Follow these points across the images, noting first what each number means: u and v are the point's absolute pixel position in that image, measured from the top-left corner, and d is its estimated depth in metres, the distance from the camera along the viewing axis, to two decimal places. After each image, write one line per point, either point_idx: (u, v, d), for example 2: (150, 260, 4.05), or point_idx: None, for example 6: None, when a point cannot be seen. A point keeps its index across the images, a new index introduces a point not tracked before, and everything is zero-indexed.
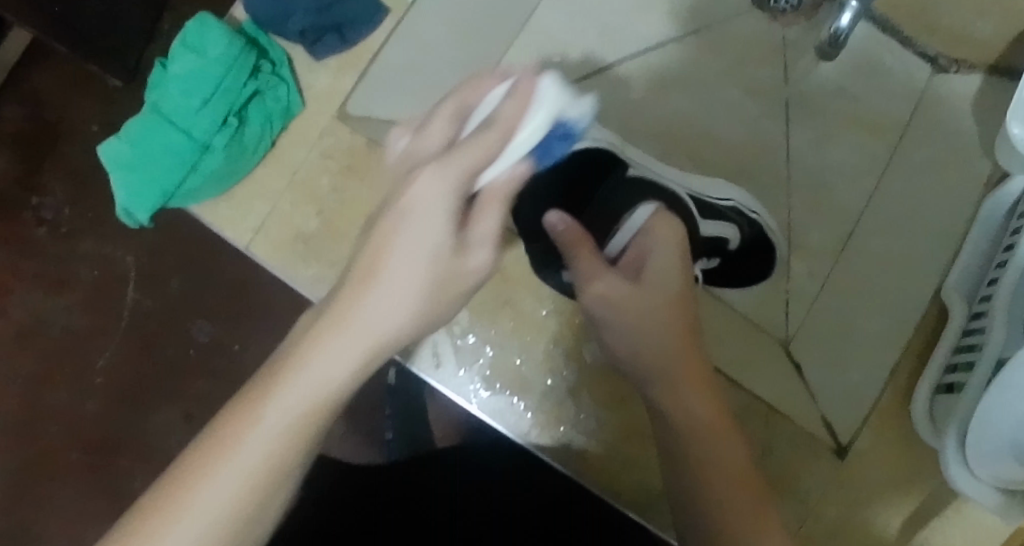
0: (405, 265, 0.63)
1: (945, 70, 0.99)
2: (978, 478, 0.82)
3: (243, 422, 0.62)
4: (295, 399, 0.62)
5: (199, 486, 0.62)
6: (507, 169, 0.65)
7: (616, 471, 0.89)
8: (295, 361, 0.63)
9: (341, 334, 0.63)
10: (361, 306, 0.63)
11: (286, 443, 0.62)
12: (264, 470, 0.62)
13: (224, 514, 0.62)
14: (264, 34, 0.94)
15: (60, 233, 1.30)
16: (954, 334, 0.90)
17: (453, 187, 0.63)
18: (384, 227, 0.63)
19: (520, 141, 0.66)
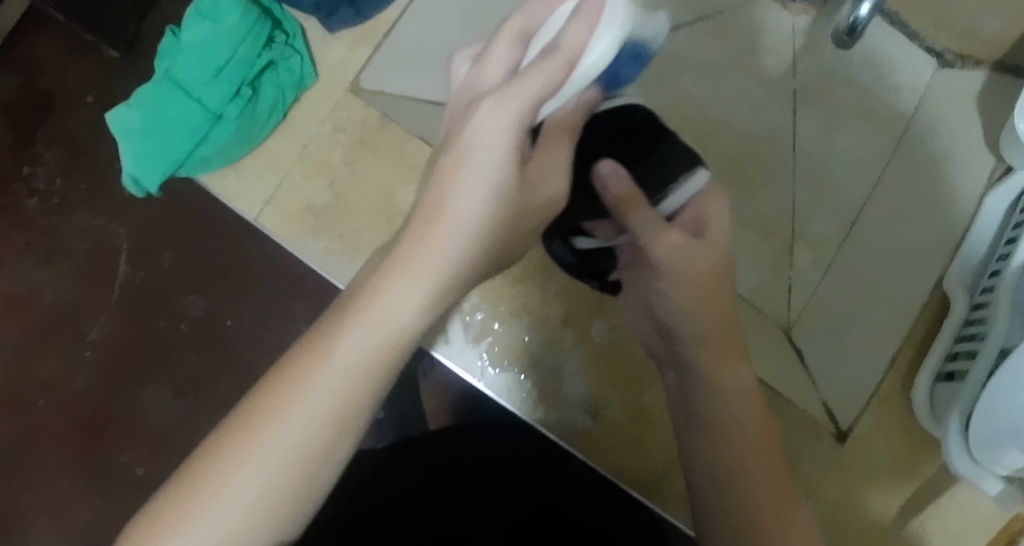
0: (480, 178, 0.65)
1: (951, 64, 1.01)
2: (980, 465, 0.84)
3: (314, 356, 0.64)
4: (380, 310, 0.65)
5: (289, 399, 0.63)
6: (581, 93, 0.68)
7: (623, 450, 0.90)
8: (377, 279, 0.65)
9: (424, 246, 0.65)
10: (424, 247, 0.65)
11: (372, 351, 0.64)
12: (355, 379, 0.64)
13: (304, 437, 0.63)
14: (280, 7, 0.95)
15: (53, 204, 1.29)
16: (956, 323, 0.91)
17: (559, 70, 0.64)
18: (445, 165, 0.66)
19: (588, 67, 0.65)
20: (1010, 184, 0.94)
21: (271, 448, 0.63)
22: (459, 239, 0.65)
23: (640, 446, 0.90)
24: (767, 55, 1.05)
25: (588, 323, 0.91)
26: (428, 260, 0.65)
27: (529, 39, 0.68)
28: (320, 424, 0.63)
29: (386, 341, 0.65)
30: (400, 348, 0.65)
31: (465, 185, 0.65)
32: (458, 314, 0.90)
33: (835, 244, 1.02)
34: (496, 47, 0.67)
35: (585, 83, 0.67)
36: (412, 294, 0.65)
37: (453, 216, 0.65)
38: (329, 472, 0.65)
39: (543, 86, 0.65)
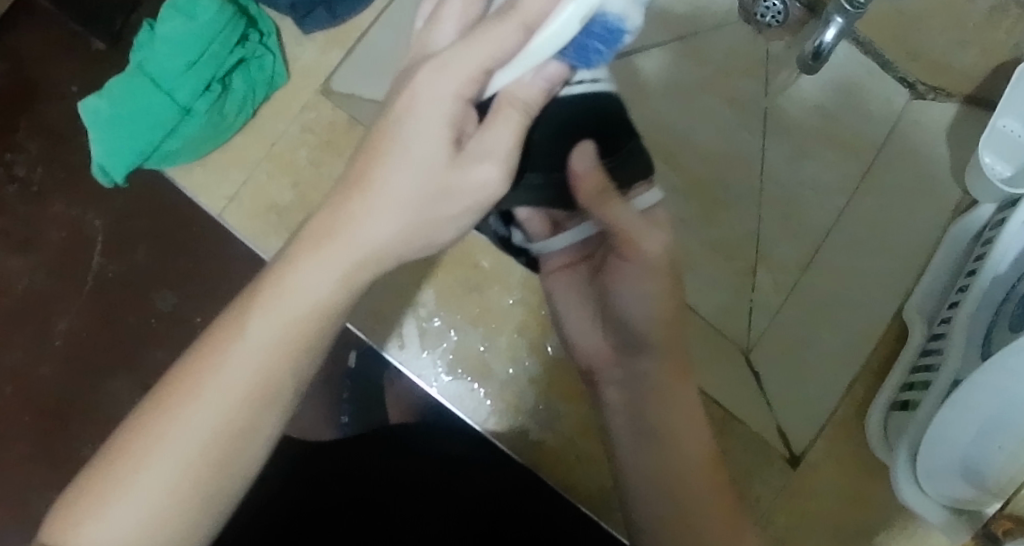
0: (364, 232, 0.63)
1: (923, 96, 1.00)
2: (928, 496, 0.82)
3: (224, 339, 0.63)
4: (257, 343, 0.63)
5: (156, 440, 0.63)
6: (535, 69, 0.64)
7: (572, 464, 0.90)
8: (237, 323, 0.63)
9: (285, 296, 0.63)
10: (347, 224, 0.63)
11: (238, 404, 0.64)
12: (217, 435, 0.63)
13: (196, 441, 0.63)
14: (254, 5, 0.95)
15: (31, 192, 1.29)
16: (912, 353, 0.91)
17: (457, 106, 0.62)
18: (378, 135, 0.63)
19: (550, 35, 0.63)
20: (973, 219, 0.93)
21: (170, 452, 0.63)
22: (325, 285, 0.63)
23: (591, 460, 0.90)
24: (740, 79, 1.04)
25: (543, 335, 0.91)
26: (291, 302, 0.63)
27: None
28: (218, 425, 0.63)
29: (250, 397, 0.64)
30: (302, 341, 0.64)
31: (339, 243, 0.63)
32: (415, 318, 0.91)
33: (797, 271, 1.01)
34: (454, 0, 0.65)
35: (541, 57, 0.64)
36: (326, 281, 0.63)
37: (307, 270, 0.63)
38: (241, 473, 0.65)
39: (493, 49, 0.62)
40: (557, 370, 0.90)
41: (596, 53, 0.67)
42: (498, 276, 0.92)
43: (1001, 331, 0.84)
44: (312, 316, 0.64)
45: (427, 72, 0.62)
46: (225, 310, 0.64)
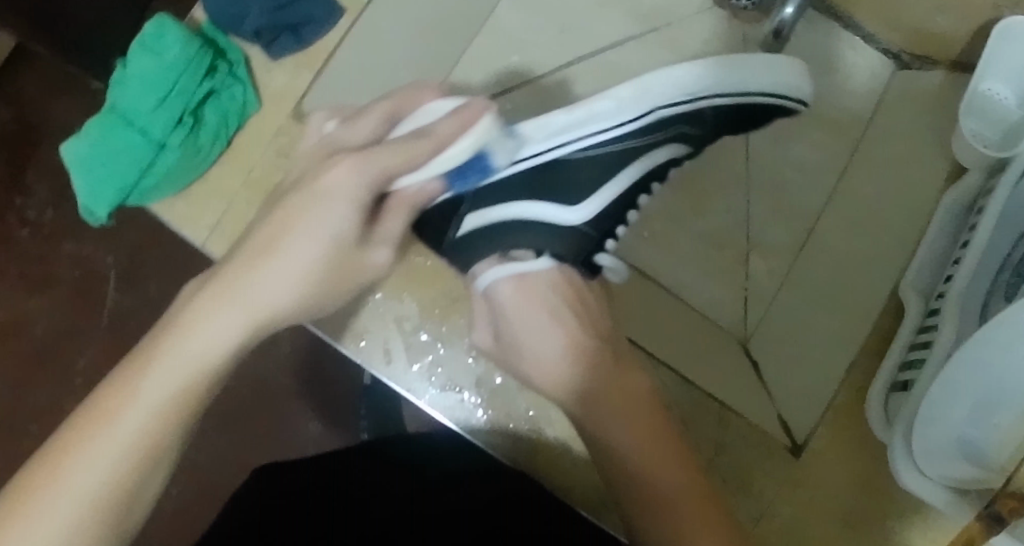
0: (260, 291, 0.65)
1: (909, 66, 0.98)
2: (927, 477, 0.80)
3: (123, 389, 0.62)
4: (167, 376, 0.62)
5: (55, 493, 0.60)
6: (422, 181, 0.70)
7: (567, 469, 0.89)
8: (133, 371, 0.62)
9: (177, 347, 0.63)
10: (254, 280, 0.65)
11: (134, 452, 0.61)
12: (78, 525, 0.60)
13: (82, 499, 0.60)
14: (222, 35, 0.96)
15: (43, 234, 1.32)
16: (908, 332, 0.88)
17: (361, 190, 0.66)
18: (291, 204, 0.66)
19: (449, 156, 0.69)
20: (961, 187, 0.91)
21: (74, 494, 0.60)
22: (214, 343, 0.64)
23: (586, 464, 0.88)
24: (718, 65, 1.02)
25: None
26: (207, 338, 0.63)
27: (392, 119, 0.72)
28: (147, 439, 0.61)
29: (144, 443, 0.61)
30: (209, 383, 0.64)
31: (236, 293, 0.64)
32: (401, 335, 0.91)
33: (792, 254, 1.01)
34: (365, 117, 0.72)
35: (433, 172, 0.70)
36: (229, 336, 0.64)
37: (211, 331, 0.64)
38: (129, 527, 0.63)
39: (399, 159, 0.67)
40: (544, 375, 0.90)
41: (466, 179, 0.73)
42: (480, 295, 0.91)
43: (996, 301, 0.81)
44: (177, 404, 0.62)
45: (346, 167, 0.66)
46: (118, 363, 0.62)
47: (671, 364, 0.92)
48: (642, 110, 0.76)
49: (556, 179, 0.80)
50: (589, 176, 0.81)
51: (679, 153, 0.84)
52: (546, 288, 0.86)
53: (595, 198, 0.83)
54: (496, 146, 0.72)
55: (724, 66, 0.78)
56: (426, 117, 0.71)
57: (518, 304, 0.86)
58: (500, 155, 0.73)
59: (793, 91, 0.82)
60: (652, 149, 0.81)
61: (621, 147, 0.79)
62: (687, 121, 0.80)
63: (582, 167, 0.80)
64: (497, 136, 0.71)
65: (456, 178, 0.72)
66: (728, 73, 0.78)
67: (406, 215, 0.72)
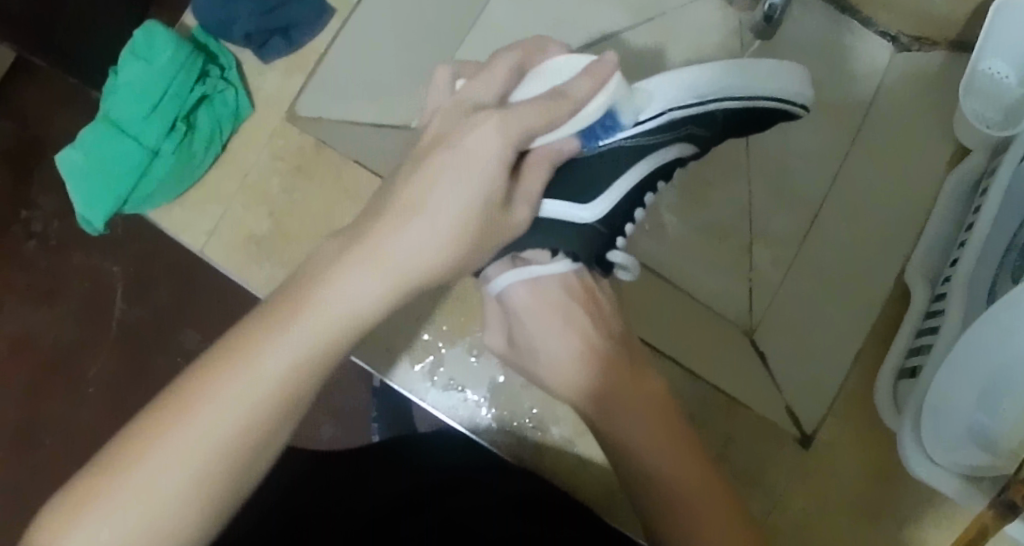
0: (341, 293, 0.60)
1: (908, 48, 0.97)
2: (939, 465, 0.78)
3: (254, 341, 0.59)
4: (300, 340, 0.59)
5: (170, 440, 0.57)
6: (566, 138, 0.70)
7: (575, 465, 0.88)
8: (248, 350, 0.59)
9: (261, 362, 0.59)
10: (395, 234, 0.61)
11: (229, 446, 0.58)
12: (196, 481, 0.58)
13: (209, 454, 0.58)
14: (215, 41, 0.96)
15: (51, 246, 1.32)
16: (916, 317, 0.87)
17: (485, 177, 0.63)
18: (430, 166, 0.63)
19: (587, 113, 0.70)
20: (967, 167, 0.89)
21: (207, 439, 0.58)
22: (371, 298, 0.61)
23: (594, 460, 0.87)
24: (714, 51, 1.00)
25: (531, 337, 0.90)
26: (341, 300, 0.60)
27: (522, 72, 0.70)
28: (246, 417, 0.58)
29: (235, 442, 0.58)
30: (333, 353, 0.60)
31: (380, 256, 0.61)
32: (401, 333, 0.90)
33: (795, 244, 0.98)
34: (495, 68, 0.68)
35: (572, 130, 0.71)
36: (372, 291, 0.61)
37: (340, 293, 0.60)
38: (254, 478, 0.60)
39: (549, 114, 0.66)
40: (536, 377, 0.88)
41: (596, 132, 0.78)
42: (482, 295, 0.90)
43: (1004, 281, 0.79)
44: (309, 362, 0.60)
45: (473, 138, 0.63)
46: (173, 388, 0.58)
47: (673, 355, 0.90)
48: (655, 109, 0.79)
49: (575, 174, 0.79)
50: (602, 172, 0.81)
51: (686, 154, 0.85)
52: (559, 291, 0.80)
53: (607, 194, 0.81)
54: (621, 101, 0.74)
55: (736, 68, 0.81)
56: (555, 76, 0.71)
57: (532, 306, 0.80)
58: (624, 115, 0.77)
59: (795, 96, 0.84)
60: (655, 151, 0.82)
61: (633, 147, 0.81)
62: (694, 121, 0.82)
63: (596, 164, 0.80)
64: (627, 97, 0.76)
65: (587, 137, 0.77)
66: (735, 74, 0.81)
67: (533, 206, 0.68)
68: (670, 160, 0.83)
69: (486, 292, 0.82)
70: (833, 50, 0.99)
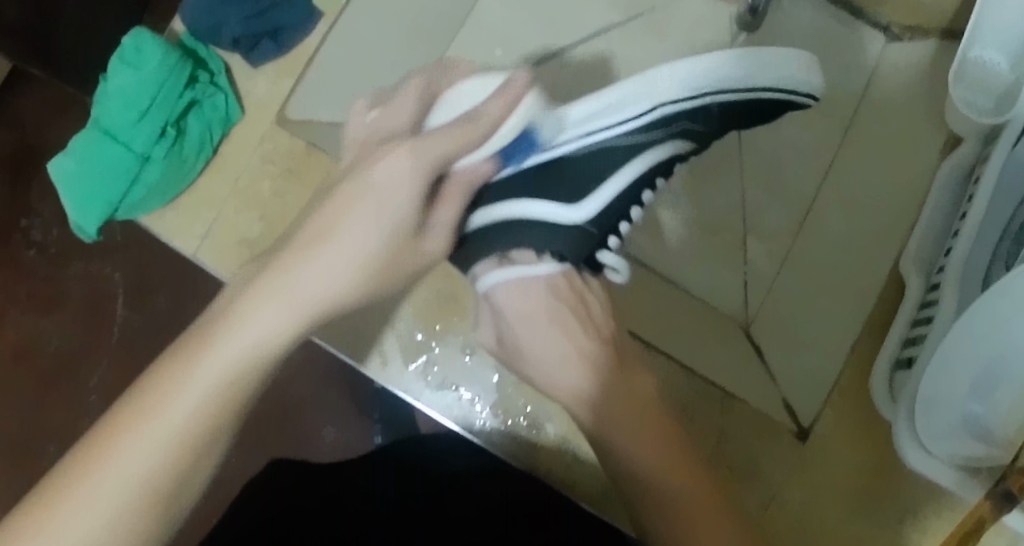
0: (316, 271, 0.65)
1: (899, 38, 0.96)
2: (936, 458, 0.78)
3: (188, 362, 0.62)
4: (230, 356, 0.62)
5: (112, 455, 0.60)
6: (473, 163, 0.72)
7: (570, 462, 0.88)
8: (235, 314, 0.63)
9: (198, 376, 0.61)
10: (304, 262, 0.65)
11: (217, 401, 0.61)
12: (134, 496, 0.60)
13: (143, 468, 0.60)
14: (202, 46, 0.95)
15: (49, 254, 1.33)
16: (911, 307, 0.87)
17: (410, 189, 0.67)
18: (343, 192, 0.67)
19: (501, 134, 0.72)
20: (959, 157, 0.89)
21: (142, 453, 0.60)
22: (343, 268, 0.66)
23: (587, 457, 0.88)
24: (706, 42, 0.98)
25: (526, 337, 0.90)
26: (263, 326, 0.63)
27: (433, 99, 0.74)
28: (182, 433, 0.61)
29: (171, 458, 0.61)
30: (255, 374, 0.63)
31: (354, 218, 0.66)
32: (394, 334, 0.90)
33: (791, 236, 0.96)
34: (405, 98, 0.74)
35: (482, 154, 0.72)
36: (287, 319, 0.64)
37: (263, 315, 0.63)
38: (190, 500, 0.62)
39: (464, 139, 0.69)
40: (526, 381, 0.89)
41: (520, 157, 0.75)
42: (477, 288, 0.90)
43: (998, 269, 0.80)
44: (225, 385, 0.62)
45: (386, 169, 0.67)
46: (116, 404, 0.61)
47: (672, 354, 0.92)
48: (645, 107, 0.76)
49: (559, 175, 0.78)
50: (591, 171, 0.79)
51: (684, 151, 0.82)
52: (547, 293, 0.82)
53: (597, 196, 0.80)
54: (541, 123, 0.74)
55: (742, 60, 0.76)
56: (460, 104, 0.73)
57: (517, 306, 0.83)
58: (545, 134, 0.74)
59: (801, 86, 0.79)
60: (651, 148, 0.79)
61: (626, 143, 0.78)
62: (690, 116, 0.78)
63: (584, 164, 0.78)
64: (541, 109, 0.73)
65: (507, 155, 0.74)
66: (734, 65, 0.76)
67: (447, 229, 0.73)
68: (667, 158, 0.81)
69: (477, 287, 0.84)
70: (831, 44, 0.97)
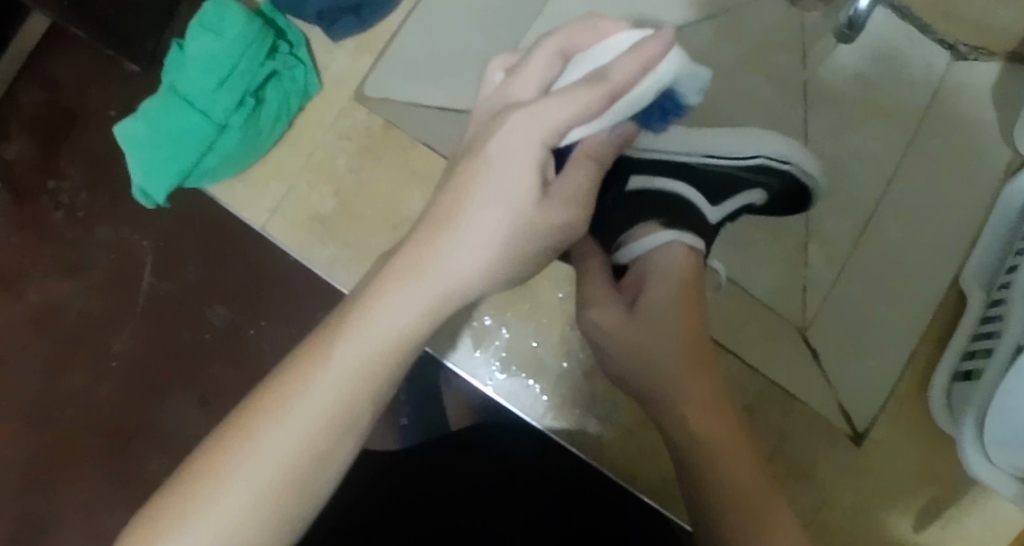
0: (447, 265, 0.61)
1: (965, 57, 0.98)
2: (995, 466, 0.81)
3: (298, 375, 0.61)
4: (346, 365, 0.61)
5: (232, 467, 0.61)
6: (604, 129, 0.64)
7: (634, 458, 0.89)
8: (292, 379, 0.61)
9: (326, 373, 0.61)
10: (433, 259, 0.61)
11: (251, 499, 0.60)
12: (254, 506, 0.61)
13: (268, 480, 0.61)
14: (281, 16, 0.95)
15: (77, 218, 1.20)
16: (972, 322, 0.89)
17: (522, 187, 0.61)
18: (449, 199, 0.62)
19: (632, 98, 0.63)
20: None
21: (262, 461, 0.61)
22: (401, 324, 0.61)
23: (652, 450, 0.89)
24: (774, 52, 1.00)
25: None
26: (389, 322, 0.61)
27: (568, 59, 0.65)
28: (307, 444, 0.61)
29: (290, 465, 0.61)
30: (385, 375, 0.62)
31: (421, 281, 0.61)
32: (464, 318, 0.91)
33: (850, 244, 0.98)
34: (534, 61, 0.64)
35: (614, 119, 0.64)
36: (411, 316, 0.61)
37: (388, 320, 0.61)
38: (307, 511, 0.62)
39: (573, 112, 0.61)
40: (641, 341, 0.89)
41: (663, 108, 0.71)
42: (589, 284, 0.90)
43: None
44: (356, 385, 0.61)
45: (507, 126, 0.61)
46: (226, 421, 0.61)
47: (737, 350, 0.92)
48: (733, 151, 0.85)
49: (697, 177, 0.84)
50: (712, 190, 0.85)
51: (756, 202, 0.89)
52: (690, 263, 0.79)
53: (720, 209, 0.86)
54: (686, 82, 0.68)
55: (788, 143, 0.87)
56: (608, 52, 0.65)
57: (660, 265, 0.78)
58: (687, 94, 0.70)
59: (806, 164, 0.87)
60: (743, 189, 0.87)
61: (718, 172, 0.85)
62: (771, 175, 0.87)
63: (700, 175, 0.85)
64: (690, 65, 0.66)
65: (661, 107, 0.71)
66: (796, 151, 0.87)
67: (573, 201, 0.63)
68: (763, 163, 0.86)
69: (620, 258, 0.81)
70: (893, 55, 0.99)
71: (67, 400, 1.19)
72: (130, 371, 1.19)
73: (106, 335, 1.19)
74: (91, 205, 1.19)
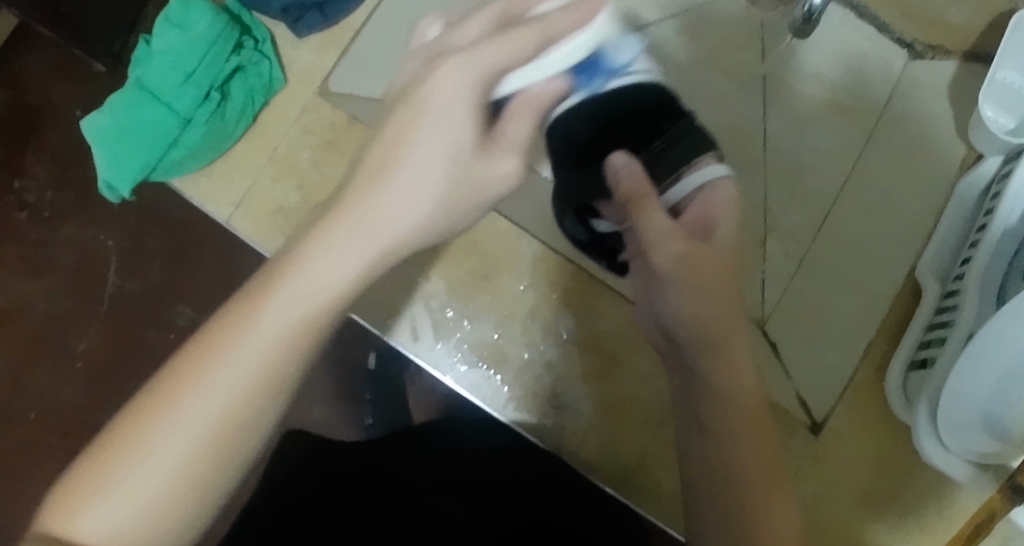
0: (392, 209, 0.66)
1: (921, 55, 1.00)
2: (950, 452, 0.83)
3: (254, 309, 0.65)
4: (296, 301, 0.65)
5: (193, 394, 0.64)
6: (541, 81, 0.67)
7: (596, 448, 0.90)
8: (243, 319, 0.65)
9: (280, 304, 0.65)
10: (377, 200, 0.66)
11: (219, 422, 0.64)
12: (213, 436, 0.64)
13: (224, 406, 0.64)
14: (247, 12, 0.95)
15: (42, 218, 1.19)
16: (927, 311, 0.91)
17: (466, 117, 0.66)
18: (400, 123, 0.66)
19: (558, 57, 0.67)
20: (980, 173, 0.94)
21: (216, 390, 0.64)
22: (351, 264, 0.66)
23: (612, 441, 0.90)
24: (735, 51, 1.02)
25: (556, 318, 0.92)
26: (337, 267, 0.66)
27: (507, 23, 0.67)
28: (253, 383, 0.65)
29: (246, 394, 0.65)
30: (332, 310, 0.66)
31: (365, 229, 0.66)
32: (426, 308, 0.92)
33: (808, 238, 0.99)
34: (474, 19, 0.67)
35: (551, 70, 0.67)
36: (353, 262, 0.66)
37: (332, 261, 0.66)
38: (248, 446, 0.66)
39: (505, 55, 0.65)
40: (615, 334, 0.92)
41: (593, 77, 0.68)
42: (585, 283, 0.92)
43: (1014, 281, 0.84)
44: (303, 323, 0.65)
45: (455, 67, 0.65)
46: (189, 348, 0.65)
47: None
48: None
49: None
50: None
51: None
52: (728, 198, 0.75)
53: None
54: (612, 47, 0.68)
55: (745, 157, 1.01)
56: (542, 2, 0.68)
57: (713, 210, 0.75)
58: (615, 60, 0.69)
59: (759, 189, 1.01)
60: None
61: None
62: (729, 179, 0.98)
63: None
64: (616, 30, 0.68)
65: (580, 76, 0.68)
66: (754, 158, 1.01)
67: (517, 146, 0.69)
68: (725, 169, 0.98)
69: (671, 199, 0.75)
70: (851, 54, 1.01)
71: (32, 401, 1.18)
72: (95, 370, 1.18)
73: (72, 335, 1.19)
74: (56, 203, 1.19)
